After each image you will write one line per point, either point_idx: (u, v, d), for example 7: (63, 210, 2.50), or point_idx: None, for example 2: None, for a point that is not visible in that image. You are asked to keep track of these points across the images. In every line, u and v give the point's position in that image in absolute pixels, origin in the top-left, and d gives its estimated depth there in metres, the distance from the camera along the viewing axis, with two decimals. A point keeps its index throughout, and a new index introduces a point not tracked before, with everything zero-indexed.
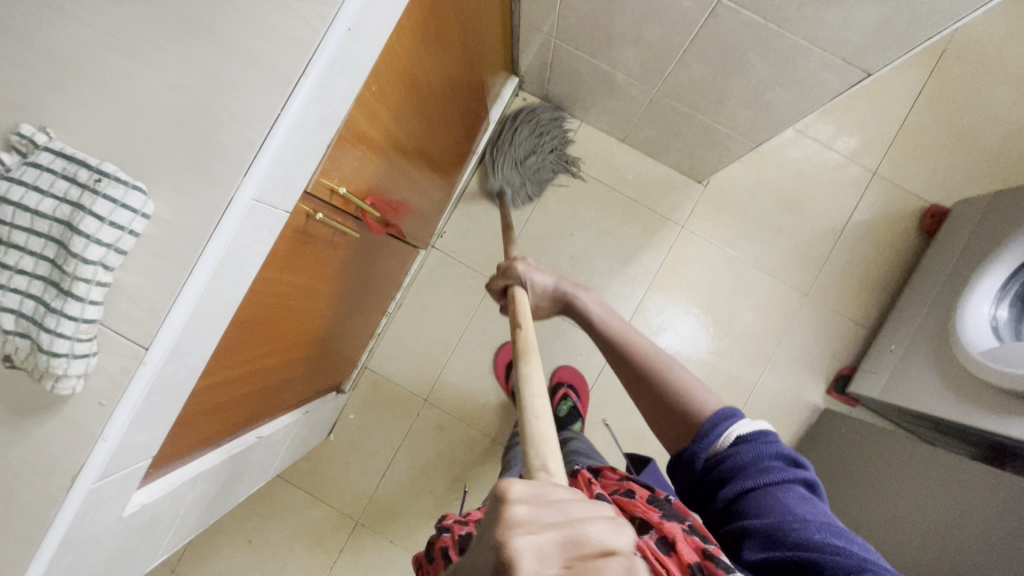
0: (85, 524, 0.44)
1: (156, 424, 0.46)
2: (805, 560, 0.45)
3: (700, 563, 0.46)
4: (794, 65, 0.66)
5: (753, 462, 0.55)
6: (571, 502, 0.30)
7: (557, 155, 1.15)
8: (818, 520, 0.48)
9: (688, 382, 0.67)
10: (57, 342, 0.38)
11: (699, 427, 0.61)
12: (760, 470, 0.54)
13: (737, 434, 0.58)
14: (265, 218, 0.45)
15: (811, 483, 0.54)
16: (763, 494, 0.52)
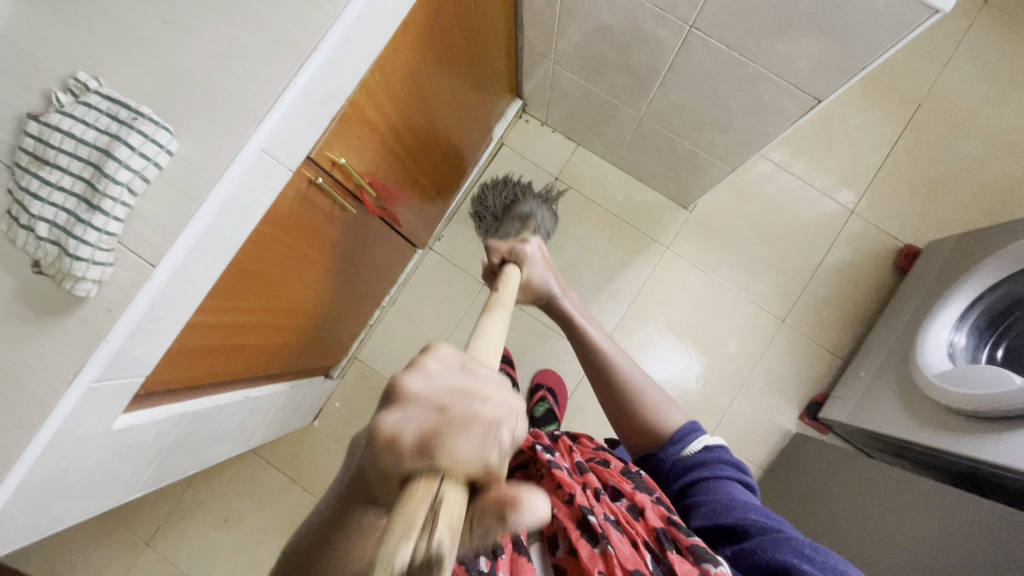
0: (79, 423, 0.49)
1: (154, 342, 0.52)
2: (742, 533, 0.53)
3: (664, 528, 0.53)
4: (757, 91, 0.74)
5: (711, 460, 0.62)
6: (487, 402, 0.29)
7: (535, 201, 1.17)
8: (754, 504, 0.56)
9: (659, 400, 0.69)
10: (81, 248, 0.44)
11: (668, 434, 0.66)
12: (717, 467, 0.61)
13: (704, 442, 0.64)
14: (271, 170, 0.52)
15: (750, 485, 0.61)
16: (715, 483, 0.59)
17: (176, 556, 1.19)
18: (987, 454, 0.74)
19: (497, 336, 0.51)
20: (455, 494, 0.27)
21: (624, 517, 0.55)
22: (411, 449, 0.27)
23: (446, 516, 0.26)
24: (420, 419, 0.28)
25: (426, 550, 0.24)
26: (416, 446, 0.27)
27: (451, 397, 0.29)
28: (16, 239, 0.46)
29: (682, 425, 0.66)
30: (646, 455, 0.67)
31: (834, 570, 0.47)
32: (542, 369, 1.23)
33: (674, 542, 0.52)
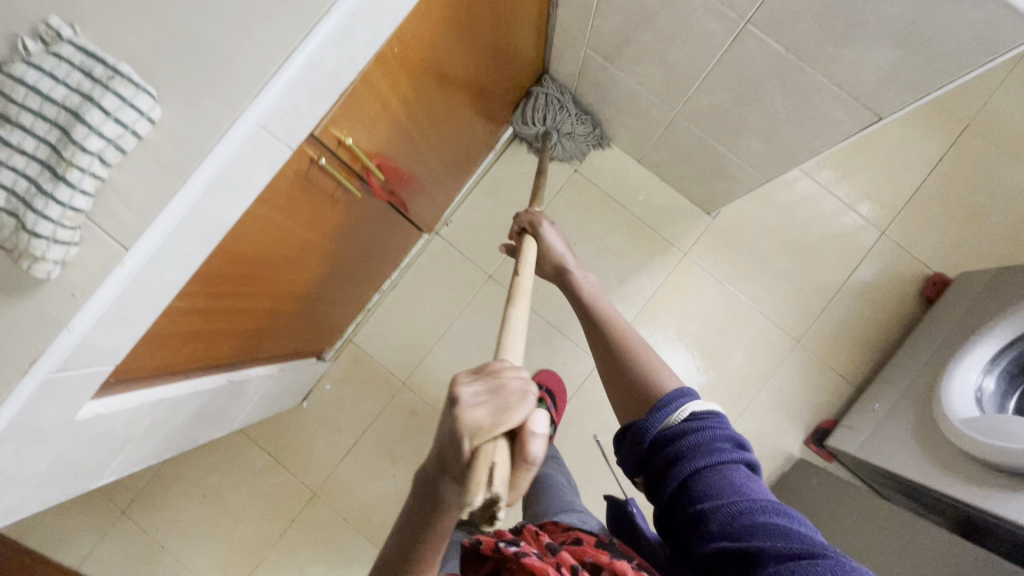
0: (33, 416, 0.44)
1: (124, 330, 0.46)
2: (754, 558, 0.44)
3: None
4: (811, 101, 0.67)
5: (706, 443, 0.54)
6: (513, 378, 0.35)
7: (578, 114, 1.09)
8: (760, 503, 0.48)
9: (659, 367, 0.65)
10: (41, 223, 0.38)
11: (656, 401, 0.60)
12: (714, 451, 0.53)
13: (693, 414, 0.56)
14: (267, 149, 0.46)
15: (750, 464, 0.54)
16: (714, 475, 0.51)
17: (152, 527, 1.17)
18: (1004, 511, 0.70)
19: (523, 329, 0.51)
20: (503, 450, 0.33)
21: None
22: (484, 435, 0.32)
23: (501, 476, 0.32)
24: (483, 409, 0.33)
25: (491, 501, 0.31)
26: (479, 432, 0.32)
27: (493, 385, 0.34)
28: None
29: (672, 393, 0.59)
30: (627, 426, 0.60)
31: None
32: (545, 368, 1.18)
33: None
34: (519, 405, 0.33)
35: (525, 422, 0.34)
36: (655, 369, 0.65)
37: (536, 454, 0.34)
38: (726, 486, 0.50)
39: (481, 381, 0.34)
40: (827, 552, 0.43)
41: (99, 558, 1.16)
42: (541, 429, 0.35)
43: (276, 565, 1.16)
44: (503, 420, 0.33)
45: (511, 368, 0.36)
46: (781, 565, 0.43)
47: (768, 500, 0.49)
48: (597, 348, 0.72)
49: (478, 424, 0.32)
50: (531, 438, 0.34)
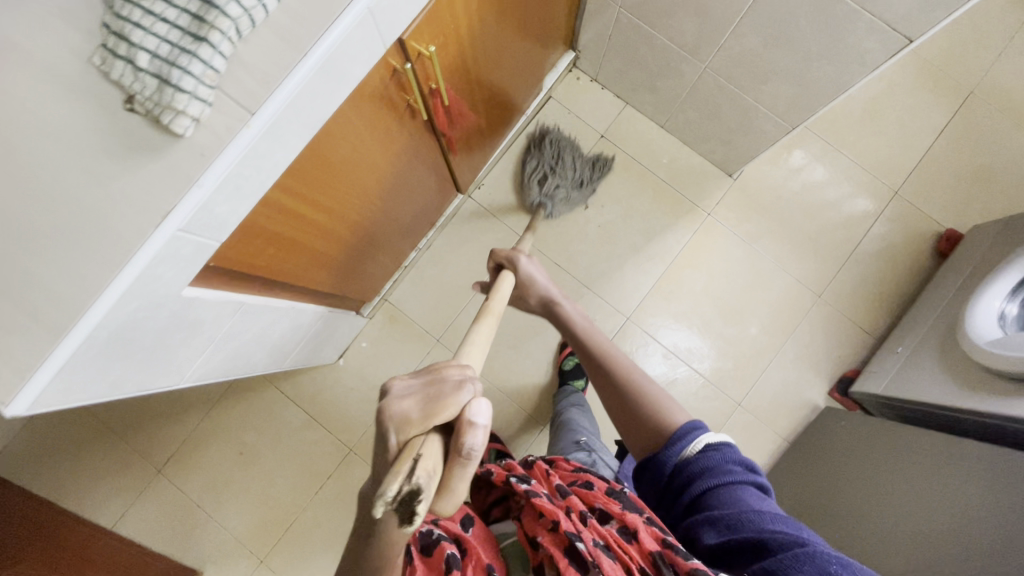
0: (154, 277, 0.47)
1: (236, 203, 0.50)
2: (766, 553, 0.51)
3: (661, 552, 0.54)
4: (842, 32, 0.73)
5: (719, 465, 0.61)
6: (449, 376, 0.42)
7: (557, 155, 1.17)
8: (770, 513, 0.55)
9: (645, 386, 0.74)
10: (185, 79, 0.42)
11: (669, 434, 0.66)
12: (726, 471, 0.60)
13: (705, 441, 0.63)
14: (369, 38, 0.51)
15: (761, 486, 0.61)
16: (728, 490, 0.58)
17: (188, 485, 1.18)
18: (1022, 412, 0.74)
19: (483, 341, 0.58)
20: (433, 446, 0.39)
21: (614, 542, 0.56)
22: (410, 426, 0.39)
23: (423, 466, 0.37)
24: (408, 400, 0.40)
25: (407, 487, 0.36)
26: (413, 423, 0.39)
27: (428, 384, 0.41)
28: (111, 70, 0.44)
29: (682, 424, 0.66)
30: (646, 459, 0.67)
31: None
32: None
33: (670, 566, 0.53)
34: (449, 398, 0.40)
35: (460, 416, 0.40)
36: (663, 409, 0.70)
37: (469, 447, 0.39)
38: (738, 500, 0.57)
39: (418, 379, 0.42)
40: (830, 551, 0.50)
41: (135, 516, 1.17)
42: (478, 423, 0.40)
43: (312, 521, 1.16)
44: (430, 414, 0.39)
45: (454, 367, 0.43)
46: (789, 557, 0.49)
47: (778, 512, 0.56)
48: (606, 396, 0.77)
49: (407, 415, 0.39)
50: (468, 430, 0.39)
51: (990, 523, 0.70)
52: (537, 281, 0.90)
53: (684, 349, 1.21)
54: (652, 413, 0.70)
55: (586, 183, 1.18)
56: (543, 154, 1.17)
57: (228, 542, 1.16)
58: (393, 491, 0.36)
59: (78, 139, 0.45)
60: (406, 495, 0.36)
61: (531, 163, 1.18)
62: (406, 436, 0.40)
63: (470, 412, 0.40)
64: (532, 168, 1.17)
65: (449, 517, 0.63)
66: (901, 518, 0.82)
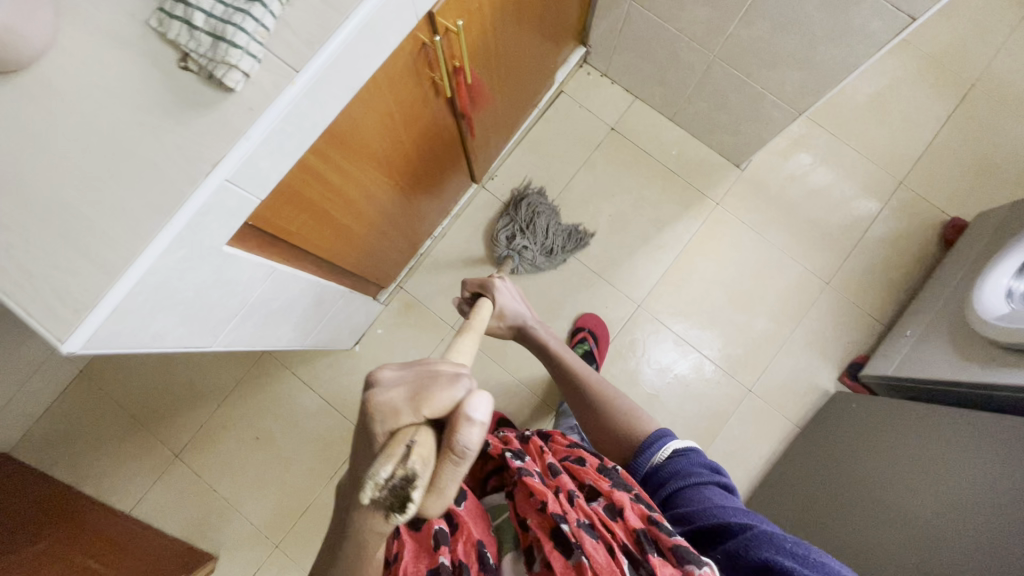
0: (200, 227, 0.50)
1: (277, 160, 0.53)
2: (725, 536, 0.55)
3: (645, 530, 0.55)
4: (847, 14, 0.76)
5: (684, 467, 0.65)
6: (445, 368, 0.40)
7: (529, 219, 1.22)
8: (731, 506, 0.59)
9: (626, 402, 0.78)
10: (238, 36, 0.45)
11: (640, 442, 0.70)
12: (691, 472, 0.64)
13: (673, 447, 0.67)
14: (404, 7, 0.54)
15: (727, 485, 0.64)
16: (692, 488, 0.62)
17: (205, 470, 1.19)
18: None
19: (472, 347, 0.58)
20: (426, 437, 0.36)
21: (600, 521, 0.57)
22: (400, 415, 0.37)
23: (418, 453, 0.35)
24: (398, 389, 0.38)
25: (400, 473, 0.34)
26: (404, 410, 0.37)
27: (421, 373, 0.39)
28: (168, 30, 0.47)
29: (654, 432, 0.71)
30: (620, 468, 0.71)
31: (817, 564, 0.49)
32: (586, 313, 1.23)
33: (654, 543, 0.54)
34: (443, 388, 0.38)
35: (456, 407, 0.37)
36: (634, 420, 0.74)
37: (465, 444, 0.36)
38: (702, 495, 0.61)
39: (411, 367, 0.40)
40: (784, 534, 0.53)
41: (152, 501, 1.18)
42: (478, 419, 0.36)
43: (326, 506, 1.17)
44: (423, 406, 0.37)
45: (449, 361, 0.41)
46: (747, 539, 0.54)
47: (740, 506, 0.59)
48: (581, 411, 0.81)
49: (396, 404, 0.38)
50: (465, 425, 0.36)
51: (1002, 488, 0.71)
52: (510, 306, 0.91)
53: (694, 336, 1.23)
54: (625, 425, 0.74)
55: (553, 252, 1.21)
56: (517, 214, 1.22)
57: (243, 528, 1.17)
58: (384, 475, 0.34)
59: (136, 95, 0.48)
60: (399, 481, 0.34)
61: (506, 220, 1.23)
62: (395, 424, 0.37)
63: (468, 404, 0.36)
64: (503, 227, 1.22)
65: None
66: (913, 491, 0.83)
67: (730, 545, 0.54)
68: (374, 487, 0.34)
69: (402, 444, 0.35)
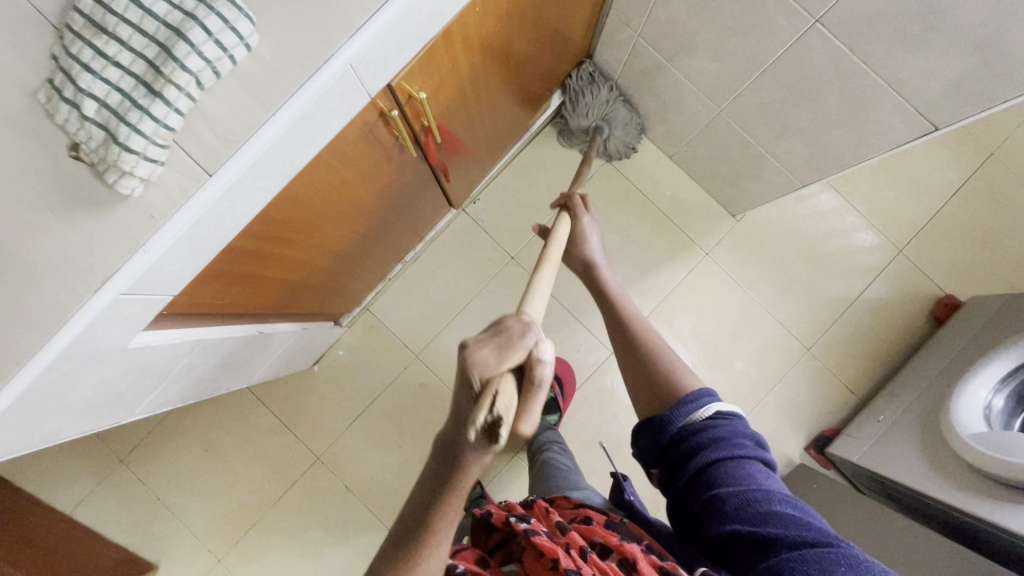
0: (94, 337, 0.43)
1: (190, 261, 0.46)
2: (768, 537, 0.44)
3: None
4: (866, 106, 0.69)
5: (728, 437, 0.51)
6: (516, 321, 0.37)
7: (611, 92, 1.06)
8: (780, 494, 0.47)
9: (678, 365, 0.61)
10: (133, 138, 0.38)
11: (679, 398, 0.56)
12: (736, 444, 0.51)
13: (717, 410, 0.53)
14: (351, 91, 0.46)
15: (770, 464, 0.52)
16: (737, 466, 0.49)
17: (150, 478, 1.16)
18: (996, 517, 0.74)
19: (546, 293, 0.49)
20: (510, 386, 0.34)
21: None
22: (489, 369, 0.34)
23: (503, 400, 0.34)
24: (490, 347, 0.35)
25: (491, 418, 0.33)
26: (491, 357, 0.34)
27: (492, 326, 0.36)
28: (56, 113, 0.39)
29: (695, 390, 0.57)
30: (648, 418, 0.57)
31: None
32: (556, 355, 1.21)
33: None
34: (521, 339, 0.35)
35: (530, 356, 0.36)
36: (675, 370, 0.60)
37: (542, 380, 0.35)
38: (746, 476, 0.49)
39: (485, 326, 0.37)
40: (843, 544, 0.43)
41: (93, 504, 1.15)
42: (547, 357, 0.36)
43: (272, 525, 1.15)
44: (510, 358, 0.35)
45: (512, 315, 0.38)
46: (794, 550, 0.43)
47: (788, 493, 0.48)
48: (624, 362, 0.65)
49: (483, 359, 0.35)
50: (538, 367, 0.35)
51: None
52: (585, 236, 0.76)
53: None
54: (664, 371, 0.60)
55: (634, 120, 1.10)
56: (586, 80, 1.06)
57: (185, 539, 1.14)
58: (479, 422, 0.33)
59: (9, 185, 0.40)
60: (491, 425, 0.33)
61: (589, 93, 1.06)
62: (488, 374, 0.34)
63: (541, 350, 0.36)
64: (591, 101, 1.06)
65: (460, 557, 0.53)
66: None
67: (774, 552, 0.43)
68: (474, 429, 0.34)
69: (492, 392, 0.34)
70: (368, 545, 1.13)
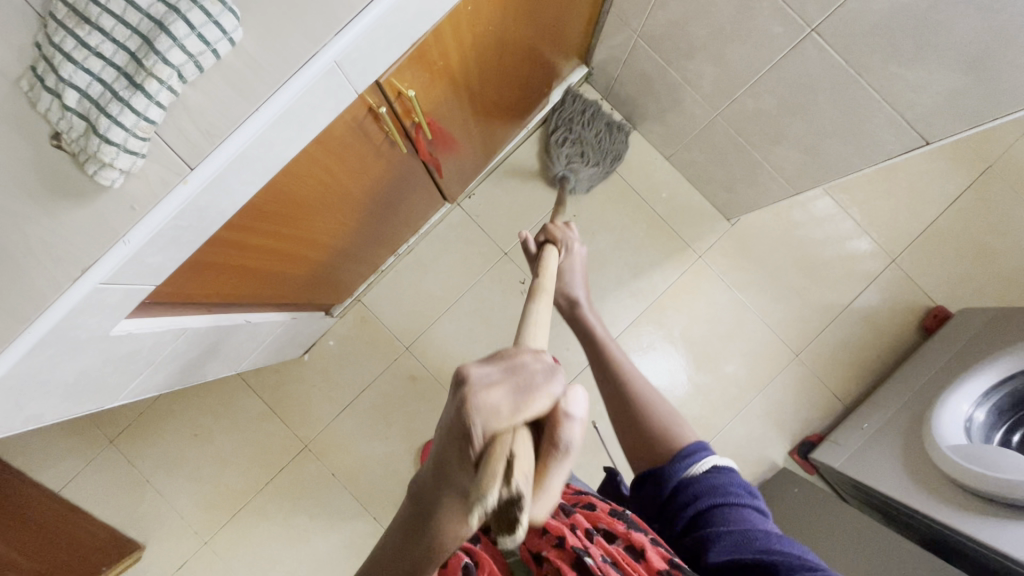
0: (73, 326, 0.44)
1: (172, 252, 0.46)
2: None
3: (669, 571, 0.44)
4: (860, 118, 0.69)
5: (723, 485, 0.51)
6: (532, 356, 0.29)
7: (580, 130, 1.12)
8: (775, 536, 0.46)
9: (669, 415, 0.60)
10: (113, 130, 0.38)
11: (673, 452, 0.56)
12: (730, 491, 0.51)
13: (711, 462, 0.53)
14: (337, 88, 0.46)
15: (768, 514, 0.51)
16: (731, 511, 0.49)
17: (139, 460, 1.17)
18: (980, 533, 0.75)
19: (543, 323, 0.46)
20: (529, 450, 0.26)
21: (623, 560, 0.45)
22: (501, 423, 0.26)
23: (524, 471, 0.25)
24: (503, 390, 0.27)
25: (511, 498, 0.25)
26: (506, 410, 0.26)
27: (506, 365, 0.28)
28: (36, 101, 0.39)
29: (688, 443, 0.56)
30: (645, 475, 0.56)
31: None
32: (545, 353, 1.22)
33: None
34: (545, 389, 0.28)
35: (557, 408, 0.28)
36: (667, 422, 0.59)
37: (568, 443, 0.28)
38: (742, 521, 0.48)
39: (494, 359, 0.28)
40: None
41: (82, 483, 1.16)
42: (576, 414, 0.29)
43: (259, 510, 1.16)
44: (529, 408, 0.27)
45: (530, 348, 0.30)
46: None
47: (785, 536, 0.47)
48: (614, 409, 0.64)
49: (494, 409, 0.26)
50: (564, 423, 0.29)
51: None
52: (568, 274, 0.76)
53: None
54: (656, 424, 0.59)
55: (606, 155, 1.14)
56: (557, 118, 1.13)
57: (172, 522, 1.15)
58: (492, 499, 0.25)
59: None
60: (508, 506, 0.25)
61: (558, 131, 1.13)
62: (497, 430, 0.26)
63: (568, 405, 0.29)
64: (586, 139, 1.11)
65: None
66: None
67: None
68: (482, 511, 0.25)
69: (511, 458, 0.25)
70: (354, 532, 1.15)
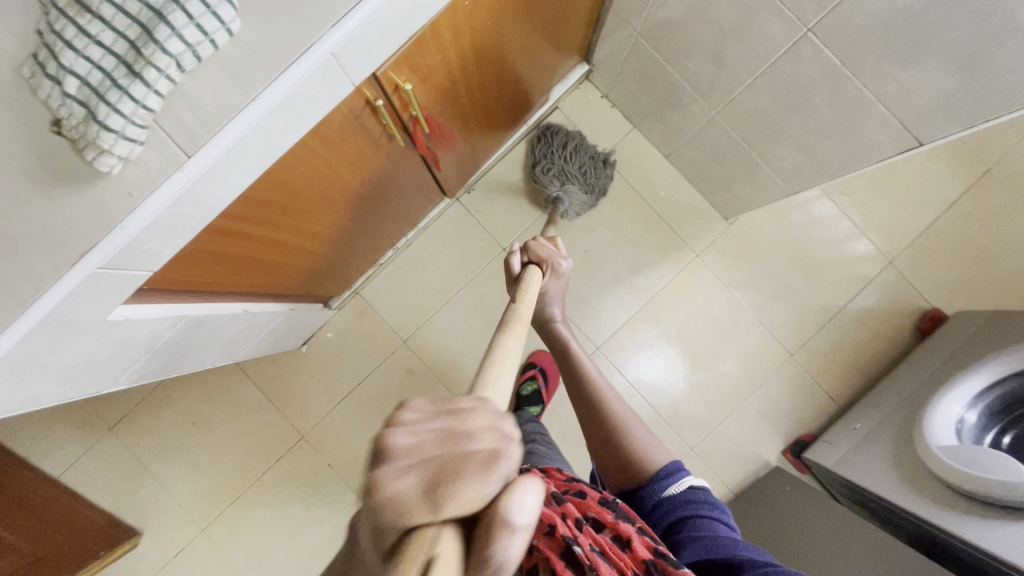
0: (72, 309, 0.45)
1: (170, 239, 0.47)
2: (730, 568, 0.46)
3: (654, 560, 0.45)
4: (855, 119, 0.69)
5: (697, 500, 0.55)
6: (475, 431, 0.27)
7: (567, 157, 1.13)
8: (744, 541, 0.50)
9: (644, 440, 0.63)
10: (112, 117, 0.38)
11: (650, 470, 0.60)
12: (704, 506, 0.54)
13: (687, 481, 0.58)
14: (333, 80, 0.47)
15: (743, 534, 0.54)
16: (703, 520, 0.53)
17: (137, 447, 1.18)
18: (968, 533, 0.76)
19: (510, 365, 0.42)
20: (446, 546, 0.26)
21: (609, 549, 0.46)
22: (414, 514, 0.25)
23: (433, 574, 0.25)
24: (421, 472, 0.26)
25: None
26: (421, 500, 0.26)
27: (439, 446, 0.27)
28: (37, 87, 0.39)
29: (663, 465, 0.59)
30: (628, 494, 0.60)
31: None
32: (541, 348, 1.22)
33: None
34: (472, 481, 0.26)
35: (490, 505, 0.27)
36: (642, 448, 0.62)
37: (502, 545, 0.27)
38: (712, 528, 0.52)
39: (427, 434, 0.27)
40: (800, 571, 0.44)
41: (81, 469, 1.17)
42: (518, 519, 0.27)
43: (255, 499, 1.17)
44: (448, 502, 0.26)
45: (479, 417, 0.28)
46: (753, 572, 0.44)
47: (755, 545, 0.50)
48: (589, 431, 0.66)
49: (408, 496, 0.26)
50: (501, 528, 0.27)
51: None
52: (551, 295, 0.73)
53: (648, 386, 1.19)
54: (631, 449, 0.62)
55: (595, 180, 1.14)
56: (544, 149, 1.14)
57: (170, 509, 1.17)
58: None
59: None
60: None
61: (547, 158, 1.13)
62: (412, 520, 0.26)
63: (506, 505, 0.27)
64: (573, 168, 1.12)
65: None
66: None
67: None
68: None
69: (418, 562, 0.25)
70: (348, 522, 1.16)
